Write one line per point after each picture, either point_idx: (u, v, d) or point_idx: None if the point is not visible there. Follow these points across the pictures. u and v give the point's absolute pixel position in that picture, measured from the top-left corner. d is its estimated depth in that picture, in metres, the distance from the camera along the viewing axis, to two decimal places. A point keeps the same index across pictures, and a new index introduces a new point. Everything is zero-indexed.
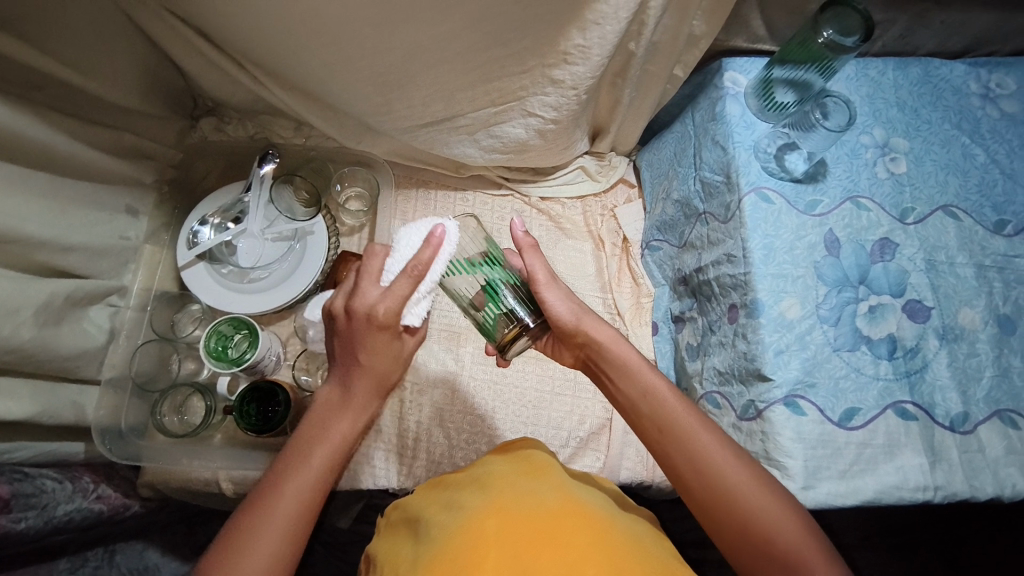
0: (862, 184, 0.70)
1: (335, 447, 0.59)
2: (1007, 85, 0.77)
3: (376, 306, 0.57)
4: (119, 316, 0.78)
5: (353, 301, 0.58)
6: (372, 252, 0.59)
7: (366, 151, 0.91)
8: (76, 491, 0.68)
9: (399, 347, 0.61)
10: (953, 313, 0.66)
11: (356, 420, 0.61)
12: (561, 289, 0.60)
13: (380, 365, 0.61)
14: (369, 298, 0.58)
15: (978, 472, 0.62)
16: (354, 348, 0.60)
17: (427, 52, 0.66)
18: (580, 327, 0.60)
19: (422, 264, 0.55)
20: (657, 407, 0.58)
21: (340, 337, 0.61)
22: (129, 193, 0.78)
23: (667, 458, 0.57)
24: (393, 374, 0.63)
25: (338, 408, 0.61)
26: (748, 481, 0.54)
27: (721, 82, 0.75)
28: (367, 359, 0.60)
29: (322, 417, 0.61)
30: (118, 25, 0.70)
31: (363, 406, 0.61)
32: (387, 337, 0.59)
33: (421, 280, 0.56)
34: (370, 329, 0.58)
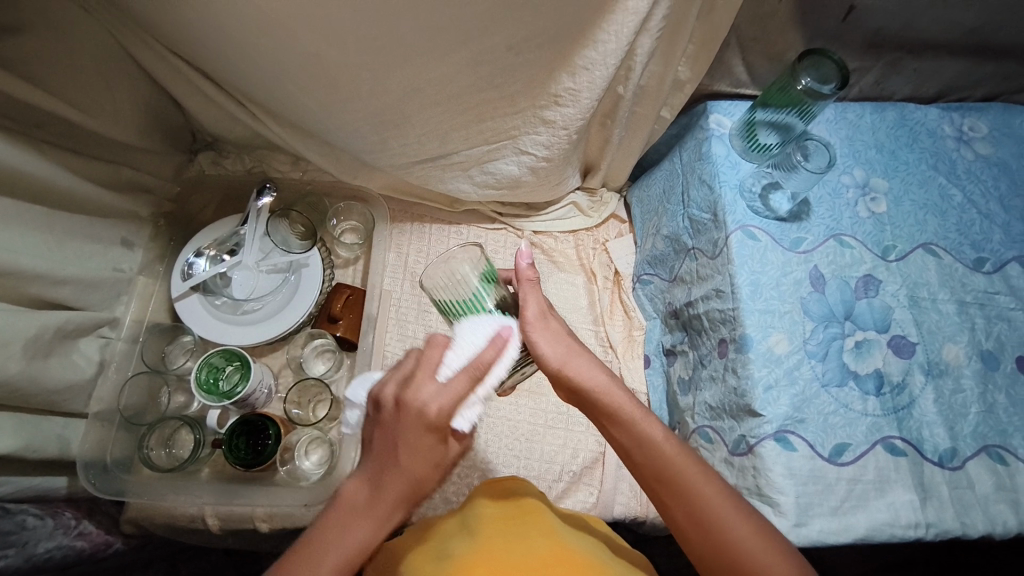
0: (844, 222, 0.72)
1: (350, 557, 0.52)
2: (979, 128, 0.80)
3: (429, 405, 0.51)
4: (110, 348, 0.78)
5: (405, 392, 0.51)
6: (432, 341, 0.54)
7: (362, 186, 0.93)
8: (58, 528, 0.67)
9: (442, 452, 0.54)
10: (937, 349, 0.68)
11: (377, 528, 0.53)
12: (550, 329, 0.59)
13: (418, 470, 0.52)
14: (423, 393, 0.51)
15: (969, 509, 0.62)
16: (395, 445, 0.52)
17: (423, 95, 0.68)
18: (563, 371, 0.59)
19: (483, 366, 0.52)
20: (651, 457, 0.56)
21: (382, 429, 0.53)
22: (125, 225, 0.79)
23: (670, 511, 0.55)
24: (429, 481, 0.54)
25: (361, 513, 0.53)
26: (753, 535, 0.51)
27: (707, 123, 0.78)
28: (407, 459, 0.52)
29: (343, 519, 0.53)
30: (121, 65, 0.72)
31: (387, 512, 0.53)
32: (432, 440, 0.52)
33: (480, 382, 0.52)
34: (418, 427, 0.51)
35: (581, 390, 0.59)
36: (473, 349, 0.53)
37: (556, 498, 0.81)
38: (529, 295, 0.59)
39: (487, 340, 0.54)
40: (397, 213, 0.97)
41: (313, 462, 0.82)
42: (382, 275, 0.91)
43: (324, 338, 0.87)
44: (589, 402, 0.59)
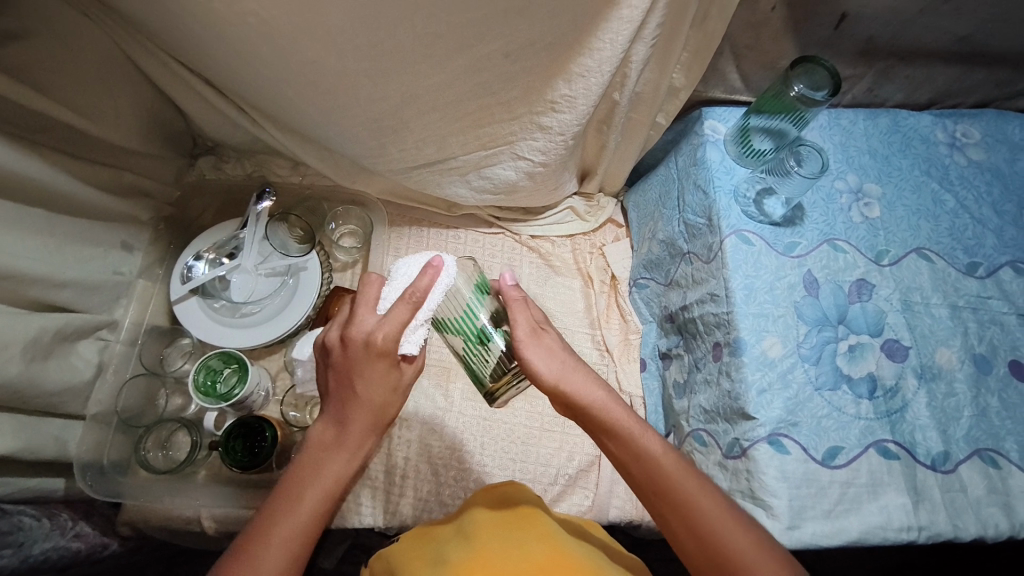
0: (838, 227, 0.73)
1: (328, 487, 0.55)
2: (972, 134, 0.81)
3: (374, 333, 0.54)
4: (109, 350, 0.78)
5: (348, 329, 0.56)
6: (367, 281, 0.58)
7: (360, 190, 0.94)
8: (54, 529, 0.67)
9: (398, 377, 0.57)
10: (930, 352, 0.68)
11: (352, 458, 0.57)
12: (543, 346, 0.58)
13: (377, 397, 0.56)
14: (367, 325, 0.55)
15: (962, 512, 0.62)
16: (352, 380, 0.56)
17: (420, 101, 0.69)
18: (558, 387, 0.58)
19: (420, 292, 0.54)
20: (647, 471, 0.56)
21: (336, 369, 0.57)
22: (125, 229, 0.80)
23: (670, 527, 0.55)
24: (390, 406, 0.58)
25: (332, 446, 0.57)
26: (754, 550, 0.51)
27: (702, 129, 0.79)
28: (364, 390, 0.56)
29: (317, 455, 0.57)
30: (122, 71, 0.73)
31: (358, 443, 0.57)
32: (383, 367, 0.55)
33: (421, 306, 0.54)
34: (369, 356, 0.54)
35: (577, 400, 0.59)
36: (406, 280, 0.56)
37: (551, 501, 0.82)
38: (518, 315, 0.58)
39: (418, 267, 0.57)
40: (394, 217, 0.97)
41: None
42: (379, 278, 0.92)
43: None
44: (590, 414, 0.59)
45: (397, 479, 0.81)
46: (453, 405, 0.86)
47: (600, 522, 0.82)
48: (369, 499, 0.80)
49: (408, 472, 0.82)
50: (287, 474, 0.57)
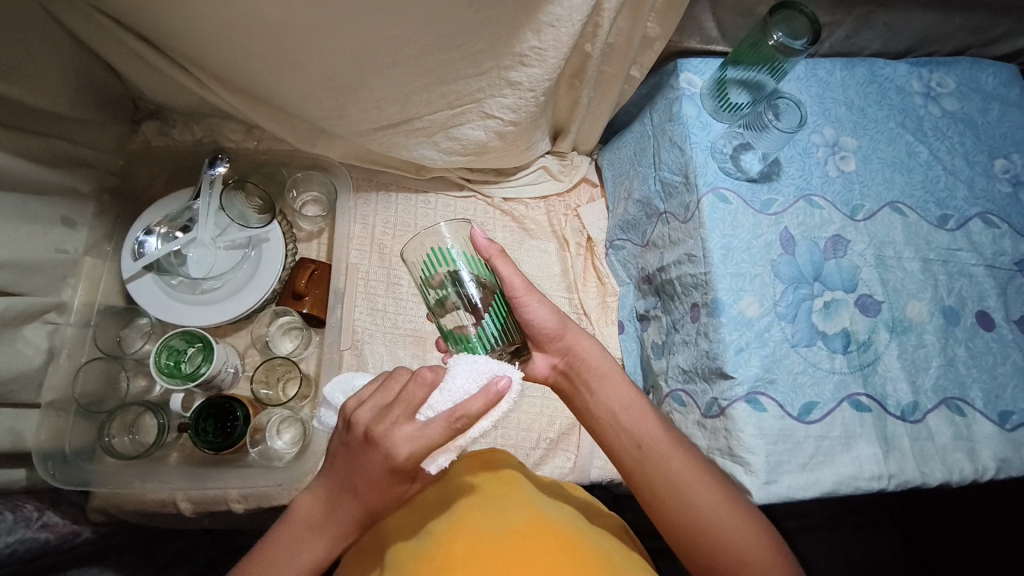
0: (814, 182, 0.72)
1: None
2: (946, 83, 0.80)
3: (397, 450, 0.48)
4: (60, 334, 0.73)
5: (377, 428, 0.49)
6: (418, 376, 0.50)
7: (321, 154, 0.88)
8: (18, 521, 0.65)
9: (406, 492, 0.52)
10: (901, 306, 0.69)
11: (330, 548, 0.55)
12: (537, 296, 0.61)
13: (375, 503, 0.52)
14: (399, 436, 0.48)
15: (928, 459, 0.64)
16: (355, 473, 0.51)
17: (380, 56, 0.64)
18: (565, 333, 0.64)
19: (463, 417, 0.48)
20: (633, 421, 0.60)
21: (348, 449, 0.52)
22: (63, 203, 0.74)
23: (643, 477, 0.58)
24: (388, 510, 0.54)
25: (318, 530, 0.55)
26: (724, 504, 0.56)
27: (677, 82, 0.76)
28: (365, 489, 0.52)
29: (300, 534, 0.55)
30: (42, 25, 0.65)
31: (341, 533, 0.54)
32: (391, 482, 0.51)
33: (461, 433, 0.49)
34: (381, 471, 0.49)
35: (576, 352, 0.64)
36: (459, 394, 0.50)
37: (534, 465, 0.82)
38: (501, 260, 0.58)
39: (480, 387, 0.51)
40: (360, 182, 0.92)
41: (286, 442, 0.79)
42: (348, 247, 0.88)
43: (290, 316, 0.83)
44: (585, 366, 0.64)
45: None
46: None
47: (582, 482, 0.83)
48: None
49: None
50: (270, 544, 0.56)
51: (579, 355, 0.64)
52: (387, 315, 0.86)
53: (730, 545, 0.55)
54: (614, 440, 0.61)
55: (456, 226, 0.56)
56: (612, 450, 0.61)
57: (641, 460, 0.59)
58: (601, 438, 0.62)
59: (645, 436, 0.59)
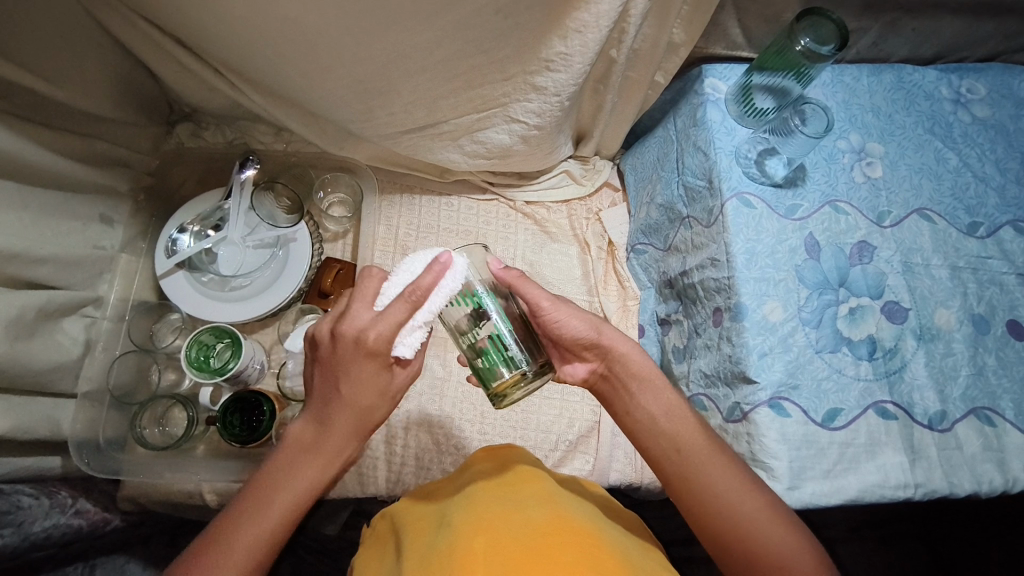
0: (840, 188, 0.72)
1: (298, 493, 0.57)
2: (977, 90, 0.79)
3: (367, 330, 0.53)
4: (96, 327, 0.76)
5: (340, 324, 0.54)
6: (368, 276, 0.56)
7: (348, 157, 0.90)
8: (54, 507, 0.67)
9: (387, 379, 0.57)
10: (929, 313, 0.68)
11: (325, 466, 0.58)
12: (572, 308, 0.62)
13: (362, 399, 0.57)
14: (359, 321, 0.54)
15: (957, 469, 0.63)
16: (336, 380, 0.56)
17: (408, 61, 0.65)
18: (601, 337, 0.62)
19: (421, 291, 0.52)
20: (672, 426, 0.60)
21: (325, 365, 0.57)
22: (103, 202, 0.77)
23: (683, 482, 0.58)
24: (374, 412, 0.58)
25: (309, 449, 0.58)
26: (766, 510, 0.56)
27: (702, 88, 0.76)
28: (349, 391, 0.56)
29: (293, 455, 0.58)
30: (87, 30, 0.68)
31: (336, 448, 0.58)
32: (373, 368, 0.55)
33: (420, 307, 0.53)
34: (356, 357, 0.54)
35: (616, 356, 0.63)
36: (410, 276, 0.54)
37: (552, 467, 0.82)
38: (528, 282, 0.59)
39: (423, 267, 0.55)
40: (385, 185, 0.94)
41: None
42: (372, 247, 0.90)
43: (315, 313, 0.85)
44: (625, 370, 0.62)
45: (398, 449, 0.81)
46: (451, 375, 0.85)
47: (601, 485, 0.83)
48: (369, 469, 0.80)
49: (408, 441, 0.81)
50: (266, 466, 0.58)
51: (618, 358, 0.62)
52: None
53: (771, 555, 0.55)
54: (650, 441, 0.61)
55: (470, 251, 0.58)
56: (649, 454, 0.61)
57: (680, 464, 0.59)
58: (638, 442, 0.62)
59: (684, 440, 0.59)
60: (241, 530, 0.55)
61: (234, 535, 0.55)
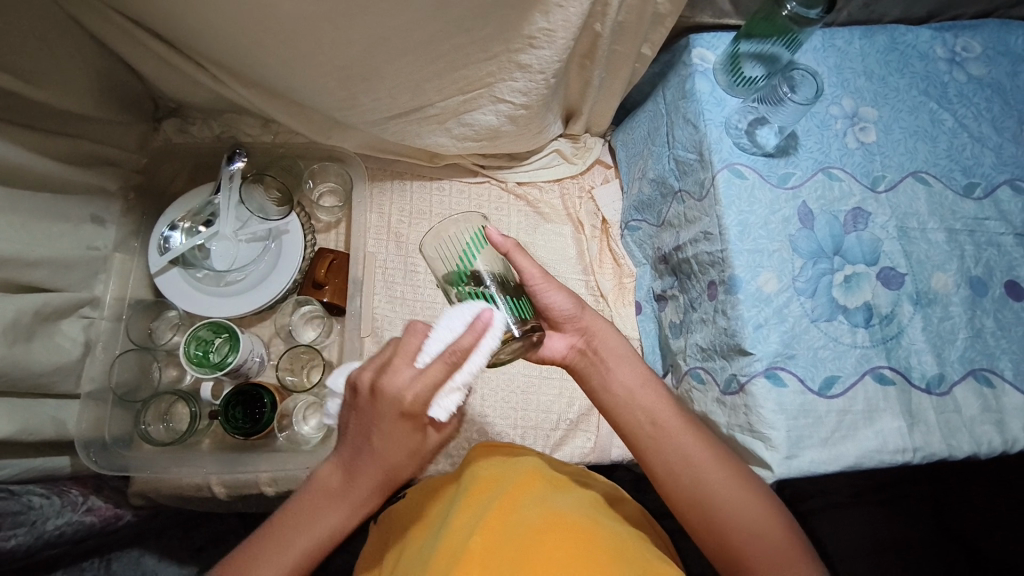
0: (833, 154, 0.71)
1: (322, 539, 0.57)
2: (972, 47, 0.77)
3: (404, 392, 0.49)
4: (94, 328, 0.76)
5: (381, 378, 0.50)
6: (411, 328, 0.52)
7: (336, 146, 0.89)
8: (65, 506, 0.68)
9: (419, 440, 0.55)
10: (926, 278, 0.67)
11: (350, 512, 0.57)
12: (554, 283, 0.64)
13: (394, 457, 0.54)
14: (400, 379, 0.50)
15: (955, 432, 0.63)
16: (371, 432, 0.53)
17: (389, 44, 0.64)
18: (582, 313, 0.65)
19: (460, 352, 0.49)
20: (646, 398, 0.62)
21: (356, 413, 0.53)
22: (93, 202, 0.76)
23: (656, 452, 0.60)
24: (405, 467, 0.56)
25: (335, 498, 0.57)
26: (732, 483, 0.57)
27: (690, 58, 0.75)
28: (382, 446, 0.53)
29: (318, 501, 0.57)
30: (64, 28, 0.67)
31: (361, 497, 0.57)
32: (407, 429, 0.52)
33: (459, 367, 0.50)
34: (394, 417, 0.51)
35: (595, 332, 0.66)
36: (449, 335, 0.50)
37: (554, 446, 0.83)
38: (519, 251, 0.61)
39: (465, 325, 0.50)
40: (376, 172, 0.93)
41: (312, 426, 0.82)
42: (365, 236, 0.89)
43: (311, 305, 0.86)
44: (604, 345, 0.65)
45: None
46: None
47: (603, 462, 0.84)
48: None
49: None
50: (271, 525, 0.57)
51: (598, 335, 0.66)
52: (406, 302, 0.88)
53: (739, 524, 0.56)
54: (626, 416, 0.62)
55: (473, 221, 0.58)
56: (625, 428, 0.62)
57: (654, 436, 0.60)
58: (613, 417, 0.63)
59: (658, 413, 0.61)
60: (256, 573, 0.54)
61: (248, 574, 0.55)
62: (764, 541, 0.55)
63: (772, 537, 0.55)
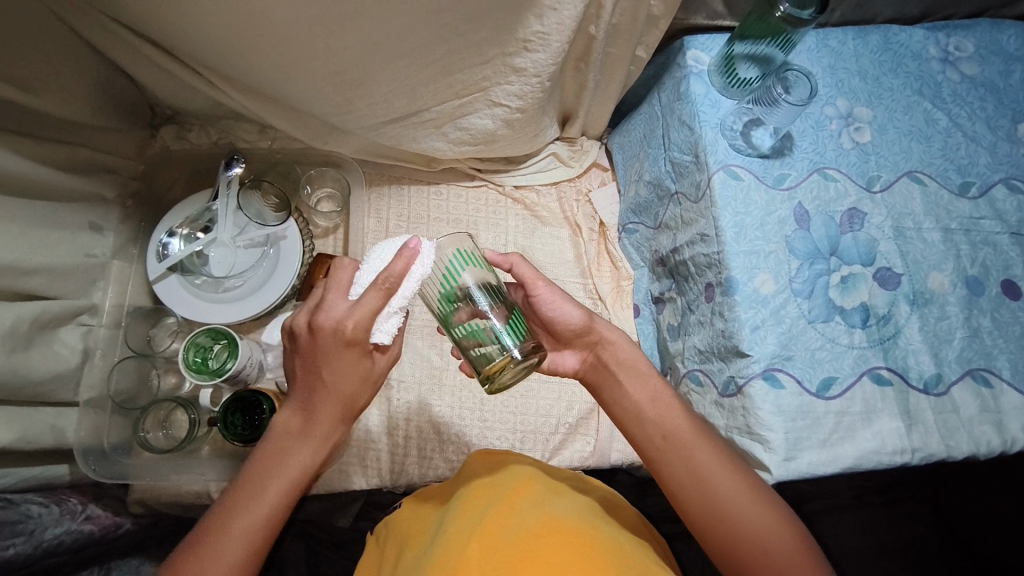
0: (828, 155, 0.71)
1: (294, 476, 0.60)
2: (965, 47, 0.78)
3: (344, 321, 0.56)
4: (93, 335, 0.76)
5: (317, 316, 0.57)
6: (341, 266, 0.60)
7: (333, 151, 0.90)
8: (64, 514, 0.68)
9: (367, 366, 0.60)
10: (922, 278, 0.67)
11: (317, 449, 0.61)
12: (556, 289, 0.64)
13: (346, 387, 0.59)
14: (336, 311, 0.57)
15: (954, 432, 0.63)
16: (319, 368, 0.59)
17: (384, 49, 0.65)
18: (592, 325, 0.64)
19: (394, 279, 0.54)
20: (658, 412, 0.62)
21: (303, 355, 0.59)
22: (91, 209, 0.76)
23: (668, 465, 0.60)
24: (360, 394, 0.61)
25: (298, 436, 0.61)
26: (745, 490, 0.57)
27: (684, 60, 0.75)
28: (332, 378, 0.59)
29: (283, 442, 0.61)
30: (60, 37, 0.67)
31: (323, 434, 0.61)
32: (353, 355, 0.58)
33: (393, 292, 0.55)
34: (335, 346, 0.57)
35: (604, 344, 0.65)
36: (380, 262, 0.57)
37: (553, 449, 0.83)
38: (519, 261, 0.64)
39: (393, 254, 0.57)
40: (373, 177, 0.94)
41: None
42: (363, 241, 0.90)
43: None
44: (612, 357, 0.64)
45: (400, 440, 0.81)
46: (449, 363, 0.85)
47: (602, 465, 0.84)
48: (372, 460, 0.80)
49: (409, 433, 0.82)
50: (243, 473, 0.61)
51: (608, 346, 0.65)
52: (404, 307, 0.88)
53: (751, 535, 0.56)
54: (639, 429, 0.62)
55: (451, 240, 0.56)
56: (637, 441, 0.62)
57: (666, 449, 0.60)
58: (626, 429, 0.63)
59: (670, 426, 0.61)
60: (235, 522, 0.58)
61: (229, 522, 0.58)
62: (774, 550, 0.56)
63: (783, 547, 0.56)
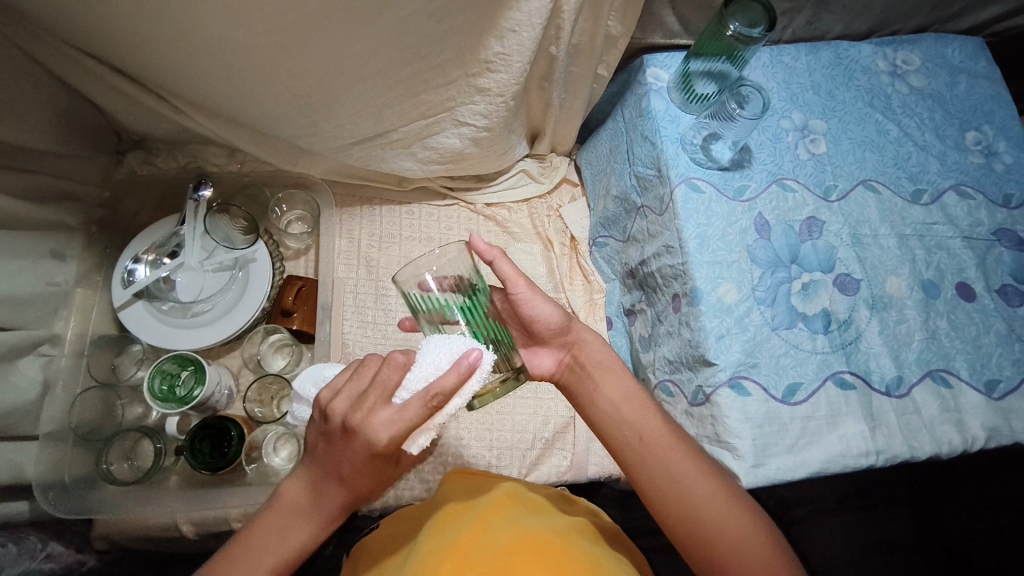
0: (786, 166, 0.73)
1: (289, 553, 0.57)
2: (912, 61, 0.81)
3: (379, 433, 0.49)
4: (54, 365, 0.75)
5: (356, 416, 0.50)
6: (389, 360, 0.51)
7: (303, 173, 0.90)
8: (22, 552, 0.67)
9: (388, 468, 0.56)
10: (880, 283, 0.69)
11: (320, 527, 0.57)
12: (544, 297, 0.65)
13: (360, 484, 0.55)
14: (374, 418, 0.49)
15: (917, 433, 0.64)
16: (339, 462, 0.53)
17: (347, 72, 0.65)
18: (570, 326, 0.65)
19: (442, 394, 0.48)
20: (633, 413, 0.62)
21: (327, 441, 0.53)
22: (53, 237, 0.75)
23: (643, 468, 0.59)
24: (373, 490, 0.57)
25: (305, 513, 0.57)
26: (718, 493, 0.57)
27: (644, 78, 0.77)
28: (351, 475, 0.54)
29: (287, 518, 0.57)
30: (19, 67, 0.67)
31: (330, 513, 0.57)
32: (376, 463, 0.53)
33: (438, 408, 0.49)
34: (365, 455, 0.51)
35: (581, 345, 0.66)
36: (431, 372, 0.50)
37: (530, 465, 0.83)
38: (502, 260, 0.62)
39: (452, 363, 0.50)
40: (344, 198, 0.94)
41: (283, 458, 0.81)
42: (334, 262, 0.89)
43: (280, 333, 0.85)
44: (589, 358, 0.65)
45: None
46: None
47: (580, 479, 0.84)
48: None
49: None
50: (238, 538, 0.57)
51: (582, 347, 0.66)
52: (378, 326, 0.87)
53: (727, 538, 0.56)
54: (614, 432, 0.62)
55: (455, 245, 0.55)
56: (612, 443, 0.62)
57: (642, 451, 0.60)
58: (601, 431, 0.63)
59: (646, 427, 0.61)
60: None
61: None
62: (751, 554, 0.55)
63: (758, 549, 0.56)
